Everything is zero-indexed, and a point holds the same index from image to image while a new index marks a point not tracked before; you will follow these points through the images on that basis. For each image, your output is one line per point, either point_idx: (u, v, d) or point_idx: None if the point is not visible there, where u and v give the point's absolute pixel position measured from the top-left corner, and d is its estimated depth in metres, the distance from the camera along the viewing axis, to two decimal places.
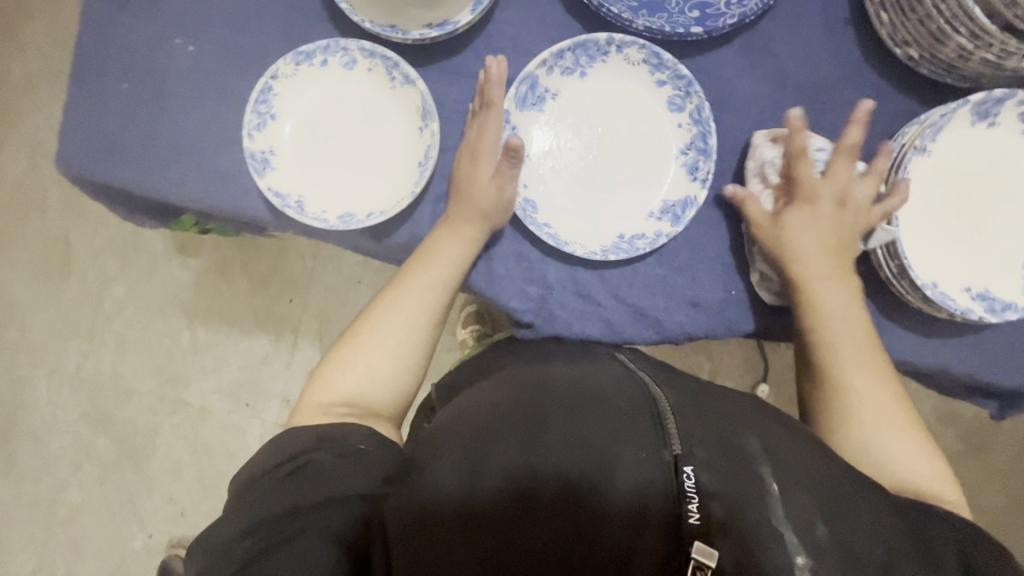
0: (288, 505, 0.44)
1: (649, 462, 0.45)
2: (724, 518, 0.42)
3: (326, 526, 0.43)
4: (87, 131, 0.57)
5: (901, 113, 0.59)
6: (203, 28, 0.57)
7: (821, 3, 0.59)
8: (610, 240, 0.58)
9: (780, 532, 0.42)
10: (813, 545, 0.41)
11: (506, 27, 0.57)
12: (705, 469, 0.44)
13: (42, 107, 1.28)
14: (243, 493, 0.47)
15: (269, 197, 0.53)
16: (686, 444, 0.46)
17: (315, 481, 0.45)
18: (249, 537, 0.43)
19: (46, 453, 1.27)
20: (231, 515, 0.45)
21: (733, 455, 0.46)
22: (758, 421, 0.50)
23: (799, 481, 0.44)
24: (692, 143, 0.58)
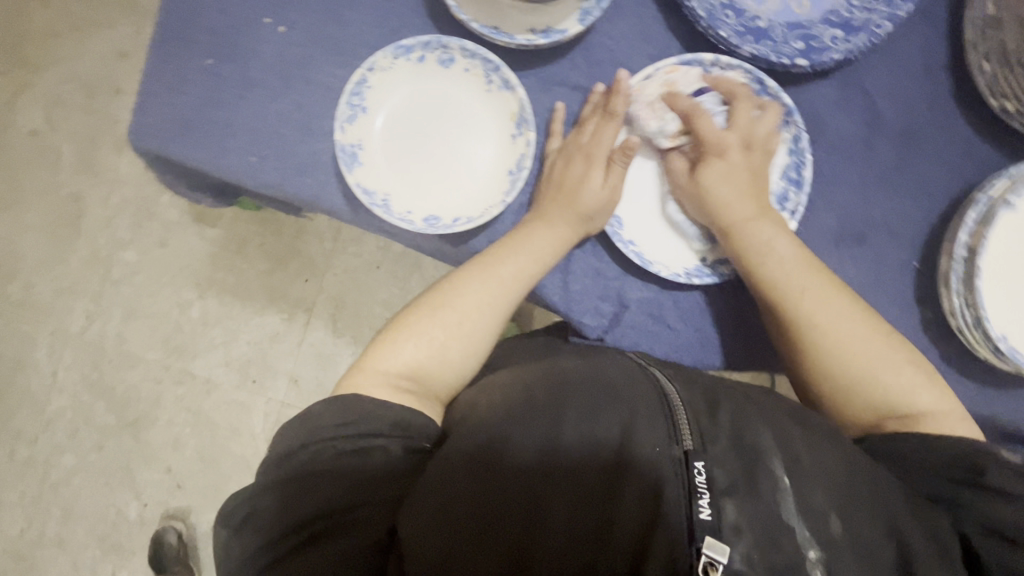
0: (335, 491, 0.45)
1: (662, 458, 0.46)
2: (737, 518, 0.43)
3: (364, 526, 0.44)
4: (160, 105, 0.53)
5: (984, 164, 0.59)
6: (297, 13, 0.54)
7: (921, 45, 0.58)
8: (694, 262, 0.58)
9: (791, 527, 0.44)
10: (825, 540, 0.44)
11: (607, 39, 0.56)
12: (717, 465, 0.45)
13: (61, 57, 1.22)
14: (290, 465, 0.47)
15: (358, 193, 0.51)
16: (699, 440, 0.46)
17: (365, 472, 0.46)
18: (312, 524, 0.44)
19: (40, 414, 1.24)
20: (282, 490, 0.45)
21: (746, 453, 0.46)
22: (776, 417, 0.50)
23: (817, 479, 0.46)
24: (785, 172, 0.59)
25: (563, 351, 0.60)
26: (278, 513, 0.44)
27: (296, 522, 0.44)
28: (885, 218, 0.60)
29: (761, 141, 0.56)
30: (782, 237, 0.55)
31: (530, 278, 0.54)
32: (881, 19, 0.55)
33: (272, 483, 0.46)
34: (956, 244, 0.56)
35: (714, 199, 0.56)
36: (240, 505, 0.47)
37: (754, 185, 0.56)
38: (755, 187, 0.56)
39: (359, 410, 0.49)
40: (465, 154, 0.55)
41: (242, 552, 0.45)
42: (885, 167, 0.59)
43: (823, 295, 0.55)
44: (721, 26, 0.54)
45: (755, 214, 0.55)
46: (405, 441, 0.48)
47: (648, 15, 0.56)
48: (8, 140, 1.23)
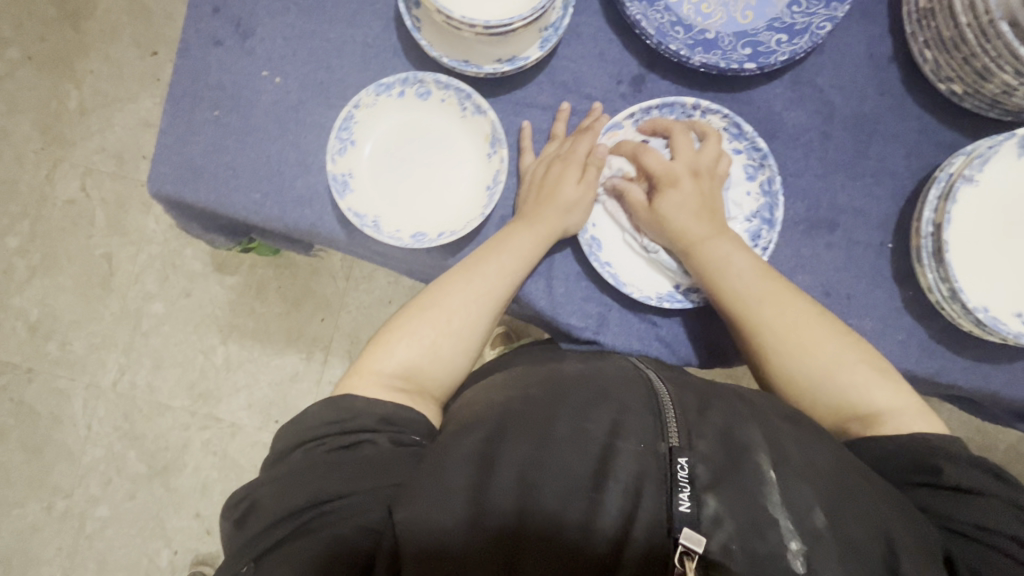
0: (330, 482, 0.47)
1: (647, 454, 0.48)
2: (716, 510, 0.45)
3: (357, 510, 0.46)
4: (174, 156, 0.59)
5: (944, 146, 0.62)
6: (291, 65, 0.61)
7: (866, 41, 0.62)
8: (667, 288, 0.61)
9: (777, 521, 0.45)
10: (810, 533, 0.45)
11: (569, 63, 0.61)
12: (699, 462, 0.47)
13: (94, 131, 1.34)
14: (290, 461, 0.50)
15: (349, 217, 0.57)
16: (685, 437, 0.48)
17: (360, 464, 0.48)
18: (309, 511, 0.46)
19: (77, 467, 1.29)
20: (283, 480, 0.48)
21: (732, 450, 0.48)
22: (765, 415, 0.52)
23: (803, 474, 0.47)
24: (758, 211, 0.61)
25: (559, 356, 0.62)
26: (276, 500, 0.47)
27: (293, 508, 0.46)
28: (854, 204, 0.62)
29: (708, 166, 0.59)
30: (738, 253, 0.58)
31: (512, 276, 0.58)
32: (821, 21, 0.59)
33: (275, 476, 0.49)
34: (923, 222, 0.57)
35: (675, 227, 0.59)
36: (241, 497, 0.49)
37: (710, 209, 0.59)
38: (710, 210, 0.59)
39: (352, 407, 0.52)
40: (446, 176, 0.61)
41: (240, 543, 0.47)
42: (846, 156, 0.62)
43: (779, 301, 0.57)
44: (671, 42, 0.59)
45: (711, 234, 0.58)
46: (393, 434, 0.52)
47: (603, 37, 0.61)
48: (47, 209, 1.33)
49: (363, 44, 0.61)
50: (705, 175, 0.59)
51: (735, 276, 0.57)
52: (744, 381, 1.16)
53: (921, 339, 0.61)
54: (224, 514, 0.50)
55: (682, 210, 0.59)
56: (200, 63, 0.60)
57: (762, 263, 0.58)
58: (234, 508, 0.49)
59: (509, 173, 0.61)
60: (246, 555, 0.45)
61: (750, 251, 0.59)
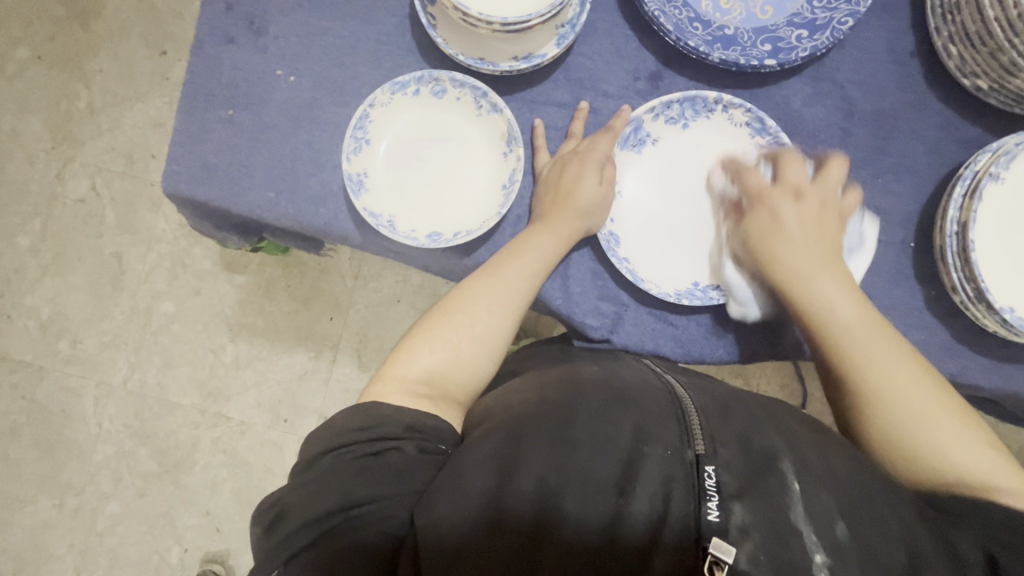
0: (355, 487, 0.47)
1: (673, 461, 0.47)
2: (744, 519, 0.44)
3: (384, 516, 0.46)
4: (188, 156, 0.59)
5: (968, 143, 0.61)
6: (305, 63, 0.60)
7: (888, 37, 0.61)
8: (686, 285, 0.60)
9: (800, 532, 0.44)
10: (832, 544, 0.44)
11: (586, 59, 0.60)
12: (725, 469, 0.46)
13: (104, 130, 1.34)
14: (316, 468, 0.49)
15: (365, 216, 0.56)
16: (710, 444, 0.48)
17: (386, 471, 0.48)
18: (336, 516, 0.46)
19: (88, 465, 1.30)
20: (311, 486, 0.47)
21: (757, 457, 0.48)
22: (785, 424, 0.52)
23: (826, 482, 0.47)
24: None
25: (574, 357, 0.61)
26: (303, 506, 0.46)
27: (319, 515, 0.46)
28: (875, 202, 0.61)
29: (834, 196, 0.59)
30: (844, 293, 0.55)
31: (534, 276, 0.57)
32: (842, 16, 0.58)
33: (300, 482, 0.48)
34: (947, 221, 0.56)
35: (769, 247, 0.57)
36: (269, 502, 0.49)
37: (818, 234, 0.57)
38: (822, 237, 0.57)
39: (379, 415, 0.51)
40: (462, 176, 0.60)
41: (267, 547, 0.46)
42: (865, 154, 0.61)
43: (885, 344, 0.53)
44: (689, 38, 0.58)
45: (818, 261, 0.56)
46: (419, 442, 0.51)
47: (620, 34, 0.60)
48: (58, 208, 1.34)
49: (377, 41, 0.60)
50: (810, 199, 0.58)
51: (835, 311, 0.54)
52: (754, 380, 1.16)
53: (943, 340, 0.60)
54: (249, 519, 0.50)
55: (787, 229, 0.57)
56: (213, 61, 0.60)
57: (874, 311, 0.55)
58: (262, 512, 0.49)
59: (526, 172, 0.61)
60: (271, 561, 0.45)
61: (857, 291, 0.55)
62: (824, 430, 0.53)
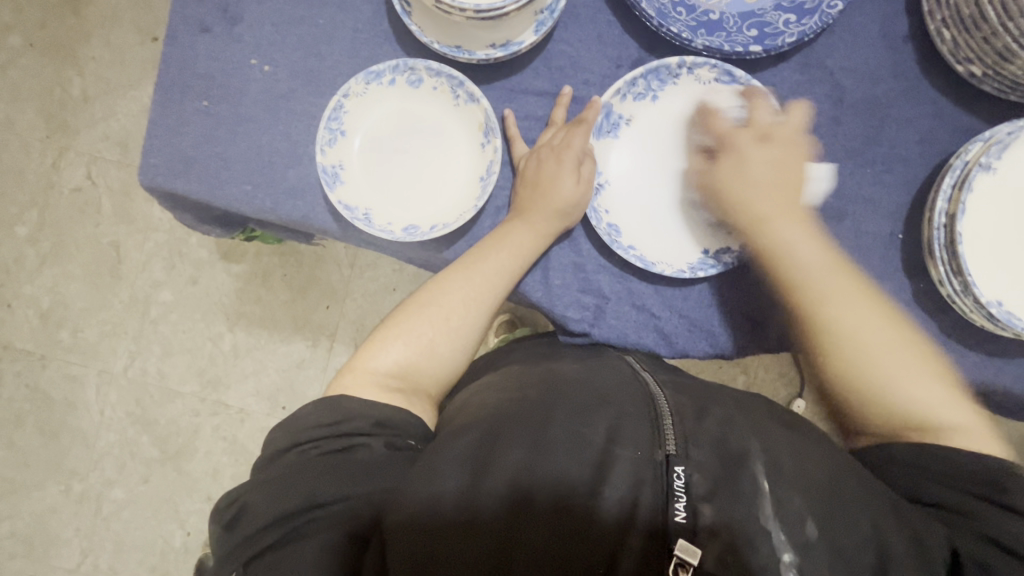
0: (323, 484, 0.47)
1: (643, 460, 0.48)
2: (712, 519, 0.45)
3: (348, 514, 0.46)
4: (165, 150, 0.58)
5: (962, 130, 0.59)
6: (280, 53, 0.59)
7: (881, 19, 0.59)
8: (697, 256, 0.59)
9: (768, 532, 0.45)
10: (801, 545, 0.45)
11: (566, 46, 0.59)
12: (695, 470, 0.47)
13: (97, 120, 1.33)
14: (282, 464, 0.49)
15: (340, 210, 0.56)
16: (682, 444, 0.48)
17: (354, 468, 0.48)
18: (301, 515, 0.45)
19: (91, 451, 1.32)
20: (276, 482, 0.47)
21: (728, 457, 0.48)
22: (762, 424, 0.52)
23: (798, 485, 0.47)
24: None
25: (558, 355, 0.62)
26: (267, 504, 0.46)
27: (285, 513, 0.45)
28: (863, 193, 0.60)
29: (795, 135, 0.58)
30: (803, 235, 0.58)
31: (510, 271, 0.56)
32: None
33: (265, 478, 0.48)
34: (936, 213, 0.55)
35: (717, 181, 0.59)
36: (232, 499, 0.48)
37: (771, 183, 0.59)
38: (788, 185, 0.59)
39: (346, 411, 0.52)
40: (440, 165, 0.59)
41: (230, 544, 0.46)
42: (855, 142, 0.60)
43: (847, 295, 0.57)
44: (672, 24, 0.57)
45: (773, 213, 0.58)
46: (388, 438, 0.51)
47: (601, 19, 0.59)
48: (54, 198, 1.34)
49: (352, 30, 0.59)
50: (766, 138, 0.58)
51: (801, 260, 0.57)
52: (752, 369, 1.16)
53: (931, 334, 0.58)
54: (210, 514, 0.51)
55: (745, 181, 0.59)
56: (187, 51, 0.59)
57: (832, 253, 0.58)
58: (224, 510, 0.48)
59: (503, 163, 0.59)
60: (238, 557, 0.46)
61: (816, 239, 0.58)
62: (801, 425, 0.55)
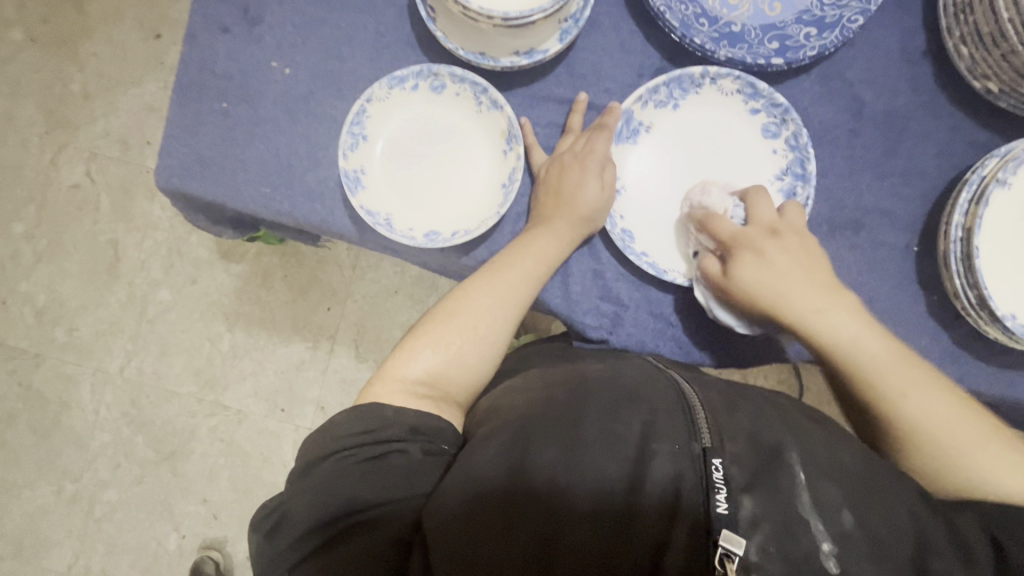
0: (362, 491, 0.47)
1: (681, 455, 0.47)
2: (754, 513, 0.44)
3: (389, 518, 0.47)
4: (181, 151, 0.58)
5: (977, 146, 0.59)
6: (301, 55, 0.59)
7: (899, 34, 0.60)
8: None
9: (807, 522, 0.44)
10: (840, 534, 0.44)
11: (589, 54, 0.59)
12: (733, 463, 0.46)
13: (98, 116, 1.32)
14: (321, 472, 0.49)
15: (362, 215, 0.55)
16: (717, 437, 0.47)
17: (392, 476, 0.48)
18: (346, 521, 0.47)
19: (85, 452, 1.30)
20: (315, 491, 0.48)
21: (763, 450, 0.47)
22: (792, 417, 0.51)
23: (833, 474, 0.46)
24: (788, 168, 0.59)
25: (575, 357, 0.61)
26: (309, 512, 0.47)
27: (328, 520, 0.46)
28: (879, 205, 0.60)
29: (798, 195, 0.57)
30: (836, 302, 0.54)
31: (537, 278, 0.57)
32: (852, 14, 0.57)
33: (303, 486, 0.49)
34: (952, 226, 0.55)
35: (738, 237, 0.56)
36: (271, 509, 0.49)
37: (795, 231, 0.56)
38: (815, 275, 0.55)
39: (382, 418, 0.51)
40: (462, 173, 0.59)
41: (274, 551, 0.47)
42: (872, 156, 0.60)
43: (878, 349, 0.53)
44: (695, 35, 0.57)
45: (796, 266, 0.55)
46: (423, 444, 0.51)
47: (624, 28, 0.59)
48: (52, 194, 1.32)
49: (374, 34, 0.59)
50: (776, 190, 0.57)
51: (838, 345, 0.54)
52: (753, 376, 1.17)
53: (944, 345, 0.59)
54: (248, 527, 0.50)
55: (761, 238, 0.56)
56: (207, 51, 0.58)
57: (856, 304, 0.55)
58: (264, 518, 0.49)
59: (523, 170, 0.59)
60: (283, 564, 0.46)
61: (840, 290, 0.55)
62: (823, 419, 0.54)
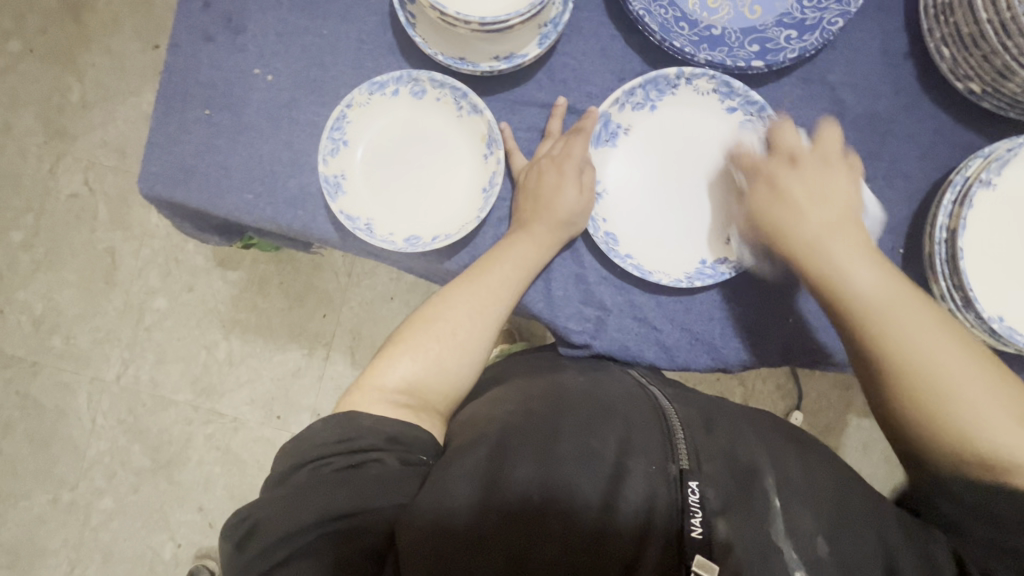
0: (335, 500, 0.46)
1: (657, 476, 0.48)
2: (727, 536, 0.45)
3: (364, 529, 0.46)
4: (165, 159, 0.58)
5: (961, 147, 0.59)
6: (283, 62, 0.59)
7: (881, 37, 0.60)
8: (695, 266, 0.59)
9: (780, 548, 0.45)
10: (813, 561, 0.45)
11: (570, 59, 0.59)
12: (709, 485, 0.47)
13: (96, 126, 1.33)
14: (295, 482, 0.48)
15: (342, 220, 0.56)
16: (694, 458, 0.48)
17: (368, 485, 0.47)
18: (316, 531, 0.45)
19: (81, 460, 1.30)
20: (287, 500, 0.46)
21: (740, 474, 0.48)
22: (767, 437, 0.53)
23: (807, 500, 0.48)
24: None
25: (560, 368, 0.61)
26: (280, 518, 0.46)
27: (298, 529, 0.45)
28: (864, 207, 0.60)
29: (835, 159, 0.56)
30: (848, 253, 0.52)
31: (516, 284, 0.56)
32: (832, 16, 0.57)
33: (276, 495, 0.48)
34: (937, 228, 0.55)
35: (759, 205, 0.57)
36: (241, 518, 0.48)
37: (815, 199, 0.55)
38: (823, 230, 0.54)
39: (359, 427, 0.51)
40: (443, 177, 0.59)
41: (241, 563, 0.46)
42: (856, 158, 0.60)
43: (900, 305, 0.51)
44: (675, 39, 0.57)
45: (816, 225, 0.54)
46: (401, 454, 0.51)
47: (604, 33, 0.59)
48: (50, 203, 1.33)
49: (356, 41, 0.59)
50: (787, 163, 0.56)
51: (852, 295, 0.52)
52: (751, 382, 1.16)
53: None
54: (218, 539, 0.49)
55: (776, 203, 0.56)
56: (191, 60, 0.59)
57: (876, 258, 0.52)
58: (234, 529, 0.48)
59: (504, 174, 0.59)
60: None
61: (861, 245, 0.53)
62: (806, 441, 0.55)
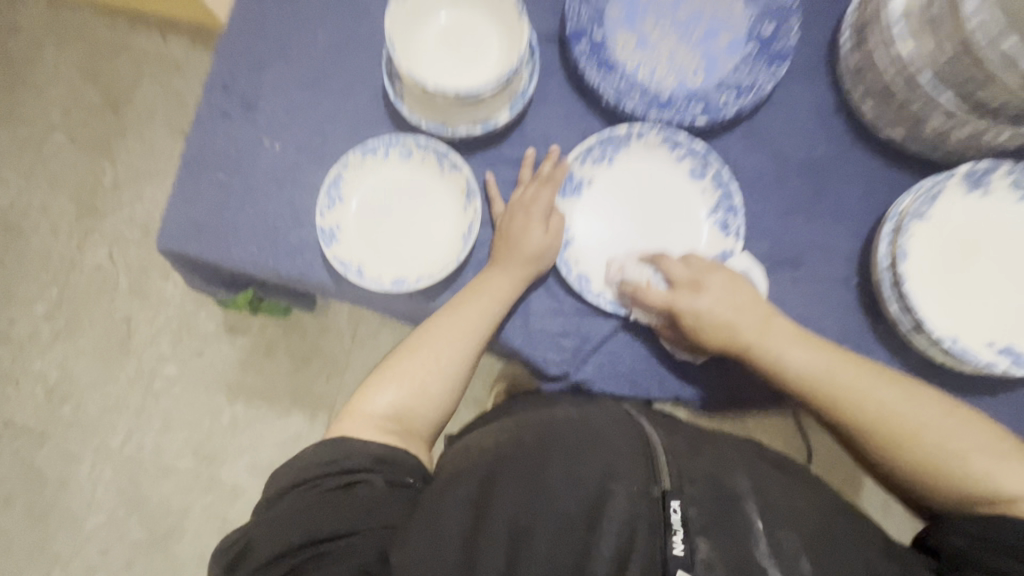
0: (324, 519, 0.48)
1: (639, 496, 0.50)
2: (709, 555, 0.47)
3: (352, 550, 0.46)
4: (182, 220, 0.65)
5: (897, 186, 0.65)
6: (290, 134, 0.68)
7: (813, 94, 0.68)
8: None
9: (764, 569, 0.46)
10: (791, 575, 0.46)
11: (538, 123, 0.68)
12: (691, 504, 0.49)
13: (125, 205, 1.45)
14: (285, 502, 0.51)
15: (334, 264, 0.62)
16: (677, 480, 0.50)
17: (353, 504, 0.49)
18: (305, 550, 0.46)
19: (80, 532, 1.29)
20: (279, 519, 0.49)
21: (723, 496, 0.50)
22: (753, 461, 0.55)
23: (789, 522, 0.49)
24: (718, 204, 0.65)
25: (548, 401, 0.64)
26: (271, 538, 0.48)
27: (288, 547, 0.47)
28: (815, 243, 0.65)
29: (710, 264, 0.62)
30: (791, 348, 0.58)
31: (494, 314, 0.61)
32: (764, 79, 0.65)
33: (268, 516, 0.50)
34: (880, 256, 0.60)
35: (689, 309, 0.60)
36: (235, 540, 0.50)
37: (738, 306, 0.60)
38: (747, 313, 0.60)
39: (348, 449, 0.54)
40: (427, 225, 0.66)
41: None
42: (803, 199, 0.66)
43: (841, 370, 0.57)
44: (628, 101, 0.66)
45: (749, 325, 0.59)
46: (387, 475, 0.53)
47: (568, 100, 0.68)
48: (75, 277, 1.42)
49: (353, 115, 0.68)
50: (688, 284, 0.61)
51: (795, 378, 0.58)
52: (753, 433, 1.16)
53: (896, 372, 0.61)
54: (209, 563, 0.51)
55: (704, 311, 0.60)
56: (210, 135, 0.68)
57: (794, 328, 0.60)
58: (225, 551, 0.49)
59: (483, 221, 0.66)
60: None
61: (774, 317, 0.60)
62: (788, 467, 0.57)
